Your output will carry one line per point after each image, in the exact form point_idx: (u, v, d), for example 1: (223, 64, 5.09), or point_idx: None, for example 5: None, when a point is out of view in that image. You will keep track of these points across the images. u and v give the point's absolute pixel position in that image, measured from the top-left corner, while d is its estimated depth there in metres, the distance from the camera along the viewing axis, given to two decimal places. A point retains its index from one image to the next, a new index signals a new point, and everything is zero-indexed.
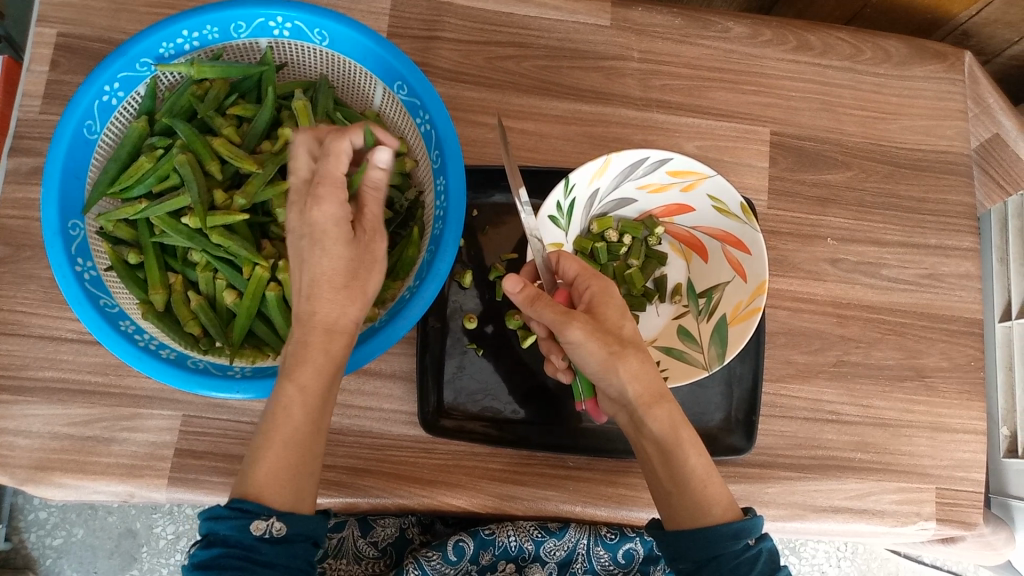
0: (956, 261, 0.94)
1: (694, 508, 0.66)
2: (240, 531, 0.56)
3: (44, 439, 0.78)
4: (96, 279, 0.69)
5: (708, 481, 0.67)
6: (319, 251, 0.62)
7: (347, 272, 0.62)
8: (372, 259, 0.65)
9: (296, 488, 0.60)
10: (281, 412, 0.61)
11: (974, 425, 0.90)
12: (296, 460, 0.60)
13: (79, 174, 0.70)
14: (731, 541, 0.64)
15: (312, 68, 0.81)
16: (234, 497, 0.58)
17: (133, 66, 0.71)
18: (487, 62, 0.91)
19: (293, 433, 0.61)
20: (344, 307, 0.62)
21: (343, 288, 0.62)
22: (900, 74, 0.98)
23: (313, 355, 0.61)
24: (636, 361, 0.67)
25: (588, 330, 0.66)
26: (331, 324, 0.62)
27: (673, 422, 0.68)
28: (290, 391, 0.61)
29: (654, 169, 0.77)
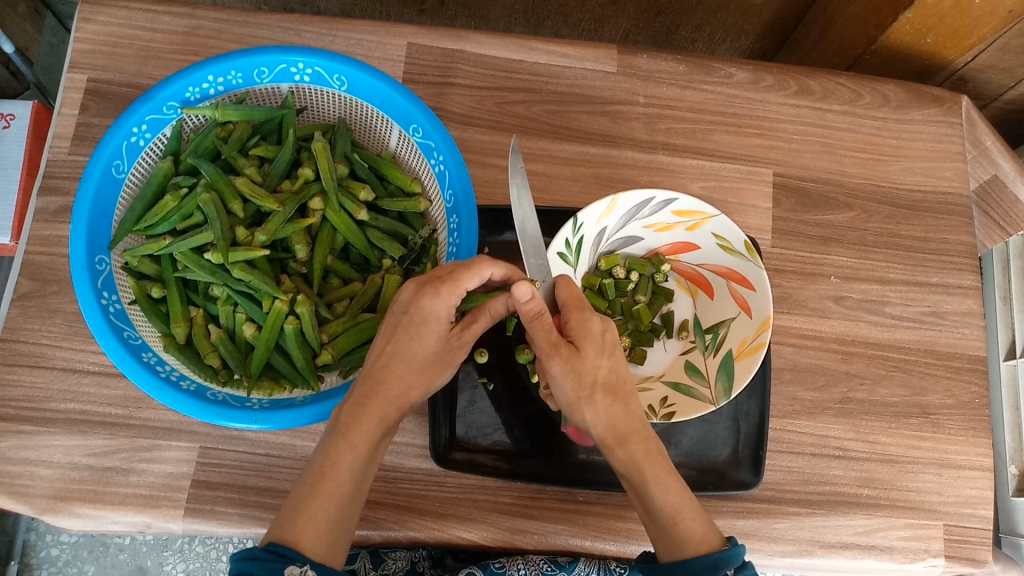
0: (958, 299, 0.96)
1: (669, 542, 0.67)
2: (275, 574, 0.58)
3: (64, 469, 0.80)
4: (120, 313, 0.71)
5: (680, 516, 0.67)
6: (415, 336, 0.68)
7: (427, 363, 0.70)
8: (447, 361, 0.72)
9: (330, 543, 0.63)
10: (330, 467, 0.65)
11: (980, 461, 0.91)
12: (336, 514, 0.64)
13: (107, 212, 0.73)
14: (708, 574, 0.64)
15: (331, 111, 0.84)
16: (270, 541, 0.60)
17: (161, 109, 0.75)
18: (498, 107, 0.94)
19: (337, 489, 0.65)
20: (409, 389, 0.70)
21: (417, 374, 0.70)
22: (898, 117, 1.01)
23: (368, 419, 0.67)
24: (602, 405, 0.70)
25: (566, 368, 0.69)
26: (398, 402, 0.69)
27: (635, 460, 0.69)
28: (342, 448, 0.66)
29: (660, 209, 0.79)
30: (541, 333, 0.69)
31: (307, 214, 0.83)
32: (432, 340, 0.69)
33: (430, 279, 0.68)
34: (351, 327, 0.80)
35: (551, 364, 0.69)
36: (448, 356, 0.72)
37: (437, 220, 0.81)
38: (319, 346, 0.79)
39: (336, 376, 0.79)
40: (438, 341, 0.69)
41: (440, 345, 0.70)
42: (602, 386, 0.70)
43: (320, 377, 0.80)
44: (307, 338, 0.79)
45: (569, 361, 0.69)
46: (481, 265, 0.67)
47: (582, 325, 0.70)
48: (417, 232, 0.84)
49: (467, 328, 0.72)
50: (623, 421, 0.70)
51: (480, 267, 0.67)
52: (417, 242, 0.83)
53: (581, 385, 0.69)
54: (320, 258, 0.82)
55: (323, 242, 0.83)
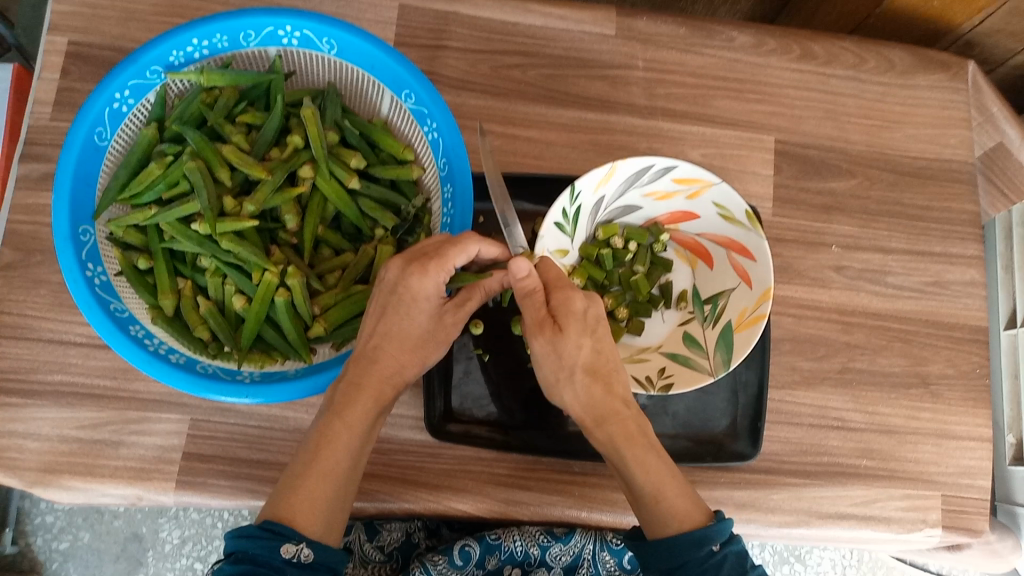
0: (960, 268, 0.95)
1: (654, 520, 0.68)
2: (271, 551, 0.60)
3: (53, 441, 0.79)
4: (106, 285, 0.70)
5: (662, 496, 0.68)
6: (402, 314, 0.68)
7: (419, 340, 0.69)
8: (441, 337, 0.71)
9: (327, 521, 0.64)
10: (326, 445, 0.65)
11: (979, 432, 0.90)
12: (332, 493, 0.65)
13: (90, 181, 0.71)
14: (692, 550, 0.65)
15: (321, 76, 0.81)
16: (266, 519, 0.61)
17: (144, 74, 0.72)
18: (493, 71, 0.92)
19: (334, 467, 0.65)
20: (402, 367, 0.69)
21: (408, 352, 0.69)
22: (903, 82, 0.99)
23: (364, 398, 0.67)
24: (581, 386, 0.68)
25: (547, 348, 0.68)
26: (393, 380, 0.69)
27: (616, 442, 0.68)
28: (339, 428, 0.66)
29: (659, 177, 0.78)
30: (529, 309, 0.68)
31: (296, 183, 0.81)
32: (420, 317, 0.68)
33: (419, 257, 0.67)
34: (343, 299, 0.78)
35: (537, 341, 0.68)
36: (442, 333, 0.71)
37: (431, 189, 0.79)
38: (310, 317, 0.78)
39: (328, 348, 0.78)
40: (428, 317, 0.69)
41: (431, 322, 0.69)
42: (583, 367, 0.68)
43: (313, 350, 0.78)
44: (298, 311, 0.77)
45: (550, 341, 0.67)
46: (467, 241, 0.66)
47: (567, 305, 0.68)
48: (411, 202, 0.82)
49: (462, 304, 0.71)
50: (602, 402, 0.68)
51: (467, 245, 0.66)
52: (410, 212, 0.81)
53: (562, 365, 0.68)
54: (310, 228, 0.80)
55: (313, 212, 0.81)
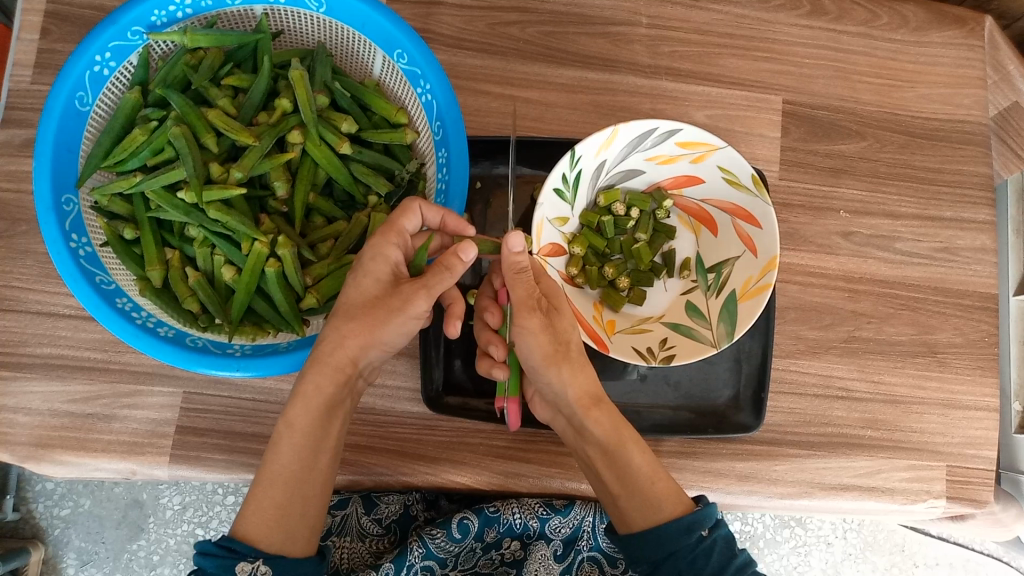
0: (972, 234, 0.92)
1: (646, 505, 0.69)
2: (226, 570, 0.62)
3: (44, 416, 0.78)
4: (91, 256, 0.67)
5: (655, 478, 0.70)
6: (355, 283, 0.67)
7: (369, 306, 0.66)
8: (397, 306, 0.66)
9: (284, 530, 0.65)
10: (273, 453, 0.66)
11: (986, 402, 0.89)
12: (284, 500, 0.65)
13: (73, 148, 0.68)
14: (684, 536, 0.67)
15: (310, 35, 0.78)
16: (224, 536, 0.64)
17: (125, 35, 0.69)
18: (490, 28, 0.88)
19: (282, 474, 0.66)
20: (345, 341, 0.66)
21: (355, 323, 0.66)
22: (917, 39, 0.95)
23: (303, 393, 0.66)
24: (577, 368, 0.71)
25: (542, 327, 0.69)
26: (333, 362, 0.66)
27: (613, 424, 0.71)
28: (283, 432, 0.67)
29: (663, 140, 0.75)
30: (521, 289, 0.68)
31: (285, 148, 0.78)
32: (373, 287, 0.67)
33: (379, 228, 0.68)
34: (336, 269, 0.77)
35: (529, 318, 0.68)
36: (400, 305, 0.65)
37: (426, 154, 0.76)
38: (303, 289, 0.76)
39: (322, 320, 0.76)
40: (382, 284, 0.67)
41: (388, 292, 0.67)
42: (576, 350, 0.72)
43: (306, 322, 0.76)
44: (290, 282, 0.75)
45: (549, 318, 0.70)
46: (409, 203, 0.68)
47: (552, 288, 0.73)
48: (404, 167, 0.79)
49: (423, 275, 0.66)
50: (593, 384, 0.72)
51: (414, 206, 0.68)
52: (404, 177, 0.79)
53: (558, 342, 0.70)
54: (301, 195, 0.77)
55: (304, 178, 0.78)
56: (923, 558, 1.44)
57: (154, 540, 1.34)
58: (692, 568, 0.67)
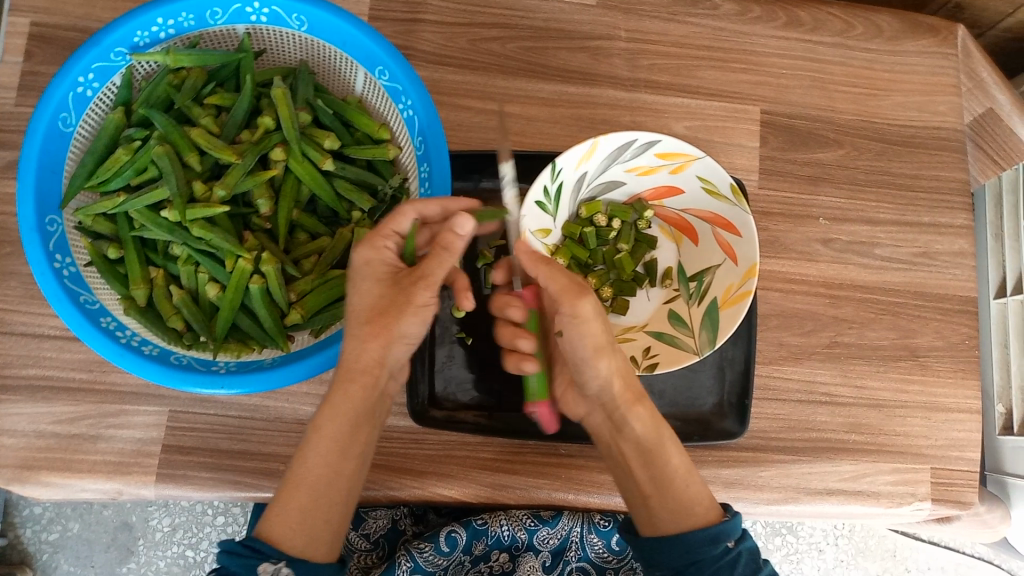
0: (949, 238, 0.93)
1: (677, 506, 0.70)
2: (249, 570, 0.61)
3: (30, 437, 0.78)
4: (75, 276, 0.68)
5: (690, 481, 0.72)
6: (354, 288, 0.68)
7: (379, 308, 0.68)
8: (403, 302, 0.68)
9: (308, 534, 0.64)
10: (301, 456, 0.67)
11: (968, 404, 0.89)
12: (310, 503, 0.65)
13: (56, 169, 0.69)
14: (709, 546, 0.68)
15: (292, 54, 0.79)
16: (248, 536, 0.63)
17: (108, 56, 0.70)
18: (471, 44, 0.89)
19: (309, 477, 0.66)
20: (366, 343, 0.67)
21: (369, 325, 0.67)
22: (891, 49, 0.97)
23: (336, 398, 0.68)
24: (621, 357, 0.74)
25: (596, 310, 0.72)
26: (359, 364, 0.68)
27: (653, 421, 0.73)
28: (312, 436, 0.67)
29: (642, 152, 0.76)
30: (557, 280, 0.72)
31: (268, 166, 0.78)
32: (373, 287, 0.68)
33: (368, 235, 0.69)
34: (319, 285, 0.77)
35: (583, 303, 0.71)
36: (405, 298, 0.68)
37: (409, 169, 0.77)
38: (287, 305, 0.76)
39: (306, 335, 0.76)
40: (383, 284, 0.68)
41: (393, 289, 0.68)
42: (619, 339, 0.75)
43: (291, 337, 0.76)
44: (274, 298, 0.76)
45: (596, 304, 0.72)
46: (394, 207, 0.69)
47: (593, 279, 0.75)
48: (387, 181, 0.79)
49: (425, 269, 0.68)
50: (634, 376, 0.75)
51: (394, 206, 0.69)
52: (387, 192, 0.79)
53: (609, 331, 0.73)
54: (285, 212, 0.78)
55: (287, 195, 0.78)
56: (915, 563, 1.44)
57: (144, 562, 1.33)
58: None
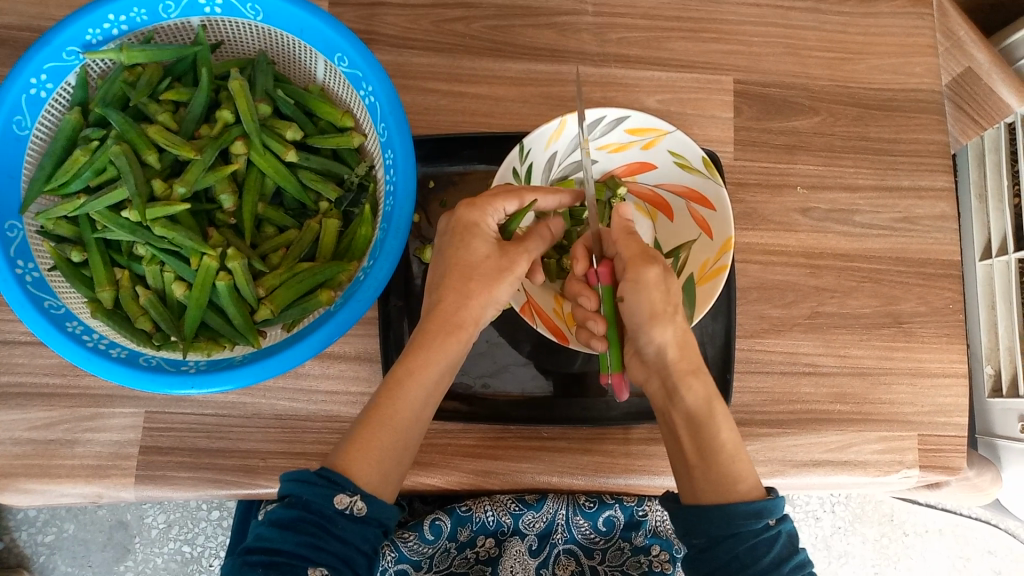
0: (930, 202, 0.92)
1: (720, 480, 0.69)
2: (324, 499, 0.60)
3: (6, 445, 0.77)
4: (39, 281, 0.67)
5: (737, 458, 0.70)
6: (461, 246, 0.69)
7: (479, 268, 0.69)
8: (505, 268, 0.68)
9: (381, 473, 0.64)
10: (387, 394, 0.66)
11: (953, 368, 0.89)
12: (389, 444, 0.64)
13: (12, 173, 0.68)
14: (750, 520, 0.66)
15: (250, 45, 0.77)
16: (323, 466, 0.62)
17: (59, 56, 0.68)
18: (434, 26, 0.87)
19: (392, 417, 0.65)
20: (465, 304, 0.68)
21: (472, 283, 0.68)
22: (864, 11, 0.95)
23: (430, 348, 0.67)
24: (681, 326, 0.72)
25: (660, 280, 0.70)
26: (456, 318, 0.68)
27: (707, 393, 0.72)
28: (401, 378, 0.66)
29: (613, 128, 0.75)
30: (627, 246, 0.71)
31: (230, 159, 0.77)
32: (481, 249, 0.69)
33: (472, 200, 0.69)
34: (288, 278, 0.75)
35: (646, 270, 0.70)
36: (508, 264, 0.69)
37: (373, 156, 0.75)
38: (255, 300, 0.75)
39: (278, 330, 0.74)
40: (490, 247, 0.69)
41: (495, 255, 0.69)
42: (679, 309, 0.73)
43: (261, 333, 0.75)
44: (242, 294, 0.75)
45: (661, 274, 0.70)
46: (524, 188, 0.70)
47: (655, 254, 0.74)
48: (353, 170, 0.78)
49: (524, 243, 0.70)
50: (689, 348, 0.73)
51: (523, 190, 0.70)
52: (353, 181, 0.78)
53: (670, 301, 0.71)
54: (250, 206, 0.76)
55: (251, 189, 0.77)
56: (913, 526, 1.44)
57: (141, 560, 1.33)
58: (749, 555, 0.66)
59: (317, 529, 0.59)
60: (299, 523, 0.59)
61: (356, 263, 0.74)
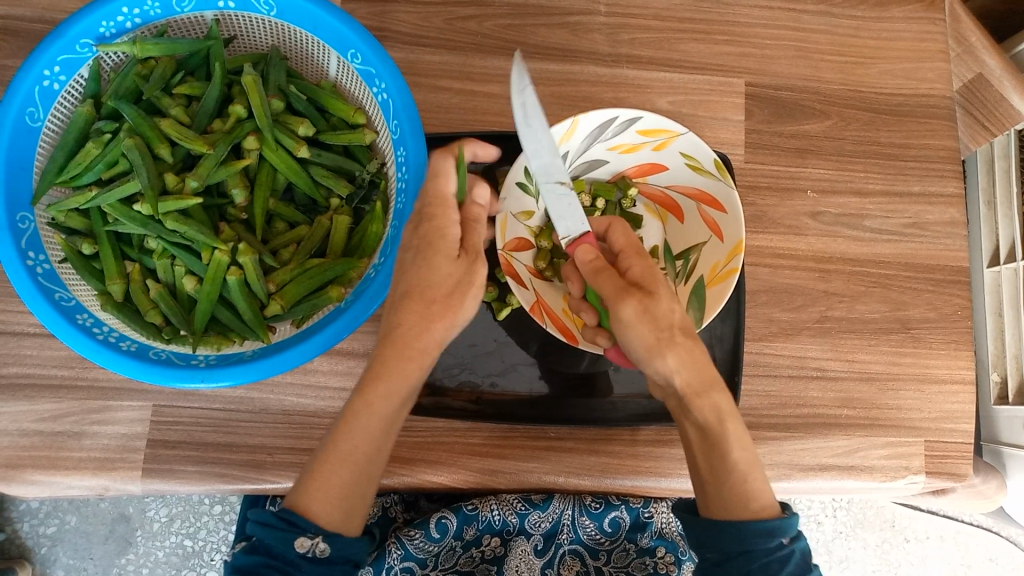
0: (940, 208, 0.92)
1: (732, 500, 0.66)
2: (285, 543, 0.60)
3: (13, 436, 0.77)
4: (50, 273, 0.67)
5: (749, 477, 0.67)
6: (422, 261, 0.65)
7: (447, 290, 0.66)
8: (471, 280, 0.67)
9: (344, 510, 0.62)
10: (343, 426, 0.63)
11: (961, 375, 0.89)
12: (350, 479, 0.62)
13: (25, 164, 0.67)
14: (763, 539, 0.64)
15: (263, 40, 0.77)
16: (283, 507, 0.61)
17: (73, 48, 0.68)
18: (447, 24, 0.87)
19: (351, 453, 0.63)
20: (427, 326, 0.65)
21: (436, 305, 0.65)
22: (877, 15, 0.94)
23: (389, 373, 0.64)
24: (682, 350, 0.66)
25: (641, 312, 0.65)
26: (417, 346, 0.65)
27: (720, 414, 0.67)
28: (358, 409, 0.63)
29: (624, 129, 0.74)
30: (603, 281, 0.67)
31: (242, 154, 0.77)
32: (445, 265, 0.66)
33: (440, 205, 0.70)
34: (299, 274, 0.75)
35: (622, 307, 0.65)
36: (470, 278, 0.67)
37: (385, 153, 0.75)
38: (266, 296, 0.75)
39: (288, 325, 0.75)
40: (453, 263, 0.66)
41: (460, 269, 0.67)
42: (680, 329, 0.67)
43: (271, 328, 0.75)
44: (253, 289, 0.75)
45: (642, 304, 0.65)
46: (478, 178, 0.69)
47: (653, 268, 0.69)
48: (365, 167, 0.78)
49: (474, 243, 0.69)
50: (702, 368, 0.67)
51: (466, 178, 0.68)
52: (364, 178, 0.78)
53: (659, 324, 0.66)
54: (261, 201, 0.77)
55: (262, 185, 0.77)
56: (914, 532, 1.44)
57: (143, 553, 1.33)
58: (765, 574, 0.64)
59: (281, 573, 0.60)
60: (262, 567, 0.61)
61: (366, 260, 0.74)
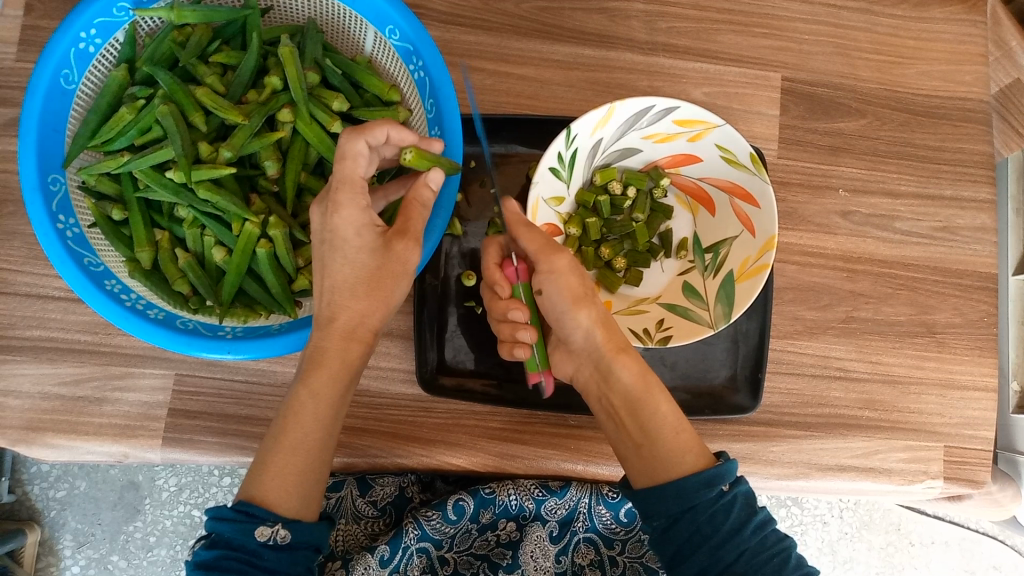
0: (971, 213, 0.91)
1: (669, 456, 0.68)
2: (246, 535, 0.61)
3: (35, 399, 0.77)
4: (79, 237, 0.66)
5: (679, 429, 0.70)
6: (338, 258, 0.63)
7: (371, 280, 0.63)
8: (399, 270, 0.63)
9: (303, 495, 0.64)
10: (292, 415, 0.65)
11: (984, 382, 0.88)
12: (304, 466, 0.65)
13: (58, 127, 0.67)
14: (702, 491, 0.66)
15: (301, 11, 0.76)
16: (241, 500, 0.63)
17: (110, 11, 0.67)
18: (484, 4, 0.86)
19: (303, 440, 0.65)
20: (365, 317, 0.65)
21: (367, 298, 0.64)
22: (917, 15, 0.93)
23: (329, 360, 0.65)
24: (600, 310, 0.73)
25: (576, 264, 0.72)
26: (357, 335, 0.66)
27: (640, 373, 0.72)
28: (304, 398, 0.65)
29: (660, 119, 0.73)
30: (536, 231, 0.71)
31: (275, 126, 0.77)
32: (360, 255, 0.62)
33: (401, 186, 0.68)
34: None
35: (558, 257, 0.70)
36: (398, 265, 0.63)
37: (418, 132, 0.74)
38: (294, 271, 0.75)
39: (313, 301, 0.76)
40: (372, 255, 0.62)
41: (380, 258, 0.63)
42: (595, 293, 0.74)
43: (298, 303, 0.76)
44: (282, 263, 0.75)
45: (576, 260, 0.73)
46: (350, 145, 0.61)
47: None
48: None
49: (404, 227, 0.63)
50: (615, 327, 0.73)
51: (352, 149, 0.61)
52: None
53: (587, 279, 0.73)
54: (292, 174, 0.76)
55: (295, 157, 0.77)
56: (918, 536, 1.44)
57: (150, 521, 1.33)
58: (709, 525, 0.65)
59: (243, 564, 0.61)
60: (223, 561, 0.61)
61: None
